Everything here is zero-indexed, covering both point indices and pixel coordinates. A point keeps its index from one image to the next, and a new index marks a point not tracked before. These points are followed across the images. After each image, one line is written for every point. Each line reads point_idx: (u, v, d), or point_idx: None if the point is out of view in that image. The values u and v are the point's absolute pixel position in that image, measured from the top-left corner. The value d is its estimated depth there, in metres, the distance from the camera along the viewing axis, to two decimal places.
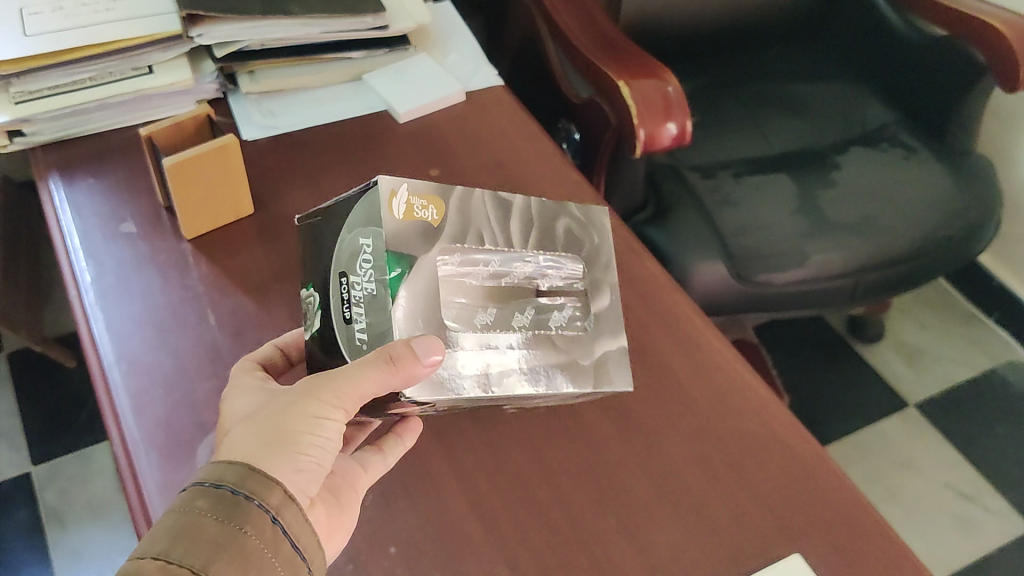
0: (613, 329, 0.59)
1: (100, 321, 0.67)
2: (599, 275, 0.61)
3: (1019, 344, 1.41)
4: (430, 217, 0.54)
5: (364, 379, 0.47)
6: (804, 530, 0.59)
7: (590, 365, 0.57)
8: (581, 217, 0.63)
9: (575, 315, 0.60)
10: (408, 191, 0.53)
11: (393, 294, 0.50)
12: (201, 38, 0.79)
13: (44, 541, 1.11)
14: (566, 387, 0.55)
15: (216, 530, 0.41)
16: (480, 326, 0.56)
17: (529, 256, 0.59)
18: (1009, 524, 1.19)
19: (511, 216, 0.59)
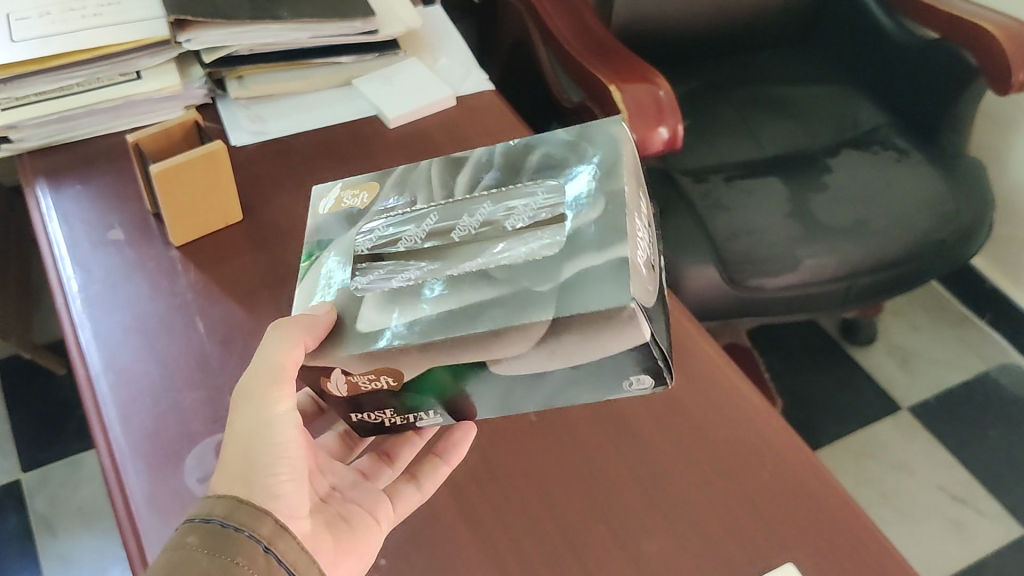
0: (600, 239, 0.45)
1: (87, 329, 0.67)
2: (586, 192, 0.48)
3: (1010, 345, 1.41)
4: (358, 201, 0.56)
5: (280, 346, 0.46)
6: (796, 537, 0.58)
7: (549, 289, 0.44)
8: (568, 139, 0.53)
9: (548, 243, 0.46)
10: (339, 188, 0.57)
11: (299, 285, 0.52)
12: (190, 43, 0.79)
13: (34, 549, 1.11)
14: (512, 322, 0.43)
15: (207, 563, 0.43)
16: (385, 291, 0.47)
17: (485, 193, 0.52)
18: (1002, 527, 1.19)
19: (467, 168, 0.56)
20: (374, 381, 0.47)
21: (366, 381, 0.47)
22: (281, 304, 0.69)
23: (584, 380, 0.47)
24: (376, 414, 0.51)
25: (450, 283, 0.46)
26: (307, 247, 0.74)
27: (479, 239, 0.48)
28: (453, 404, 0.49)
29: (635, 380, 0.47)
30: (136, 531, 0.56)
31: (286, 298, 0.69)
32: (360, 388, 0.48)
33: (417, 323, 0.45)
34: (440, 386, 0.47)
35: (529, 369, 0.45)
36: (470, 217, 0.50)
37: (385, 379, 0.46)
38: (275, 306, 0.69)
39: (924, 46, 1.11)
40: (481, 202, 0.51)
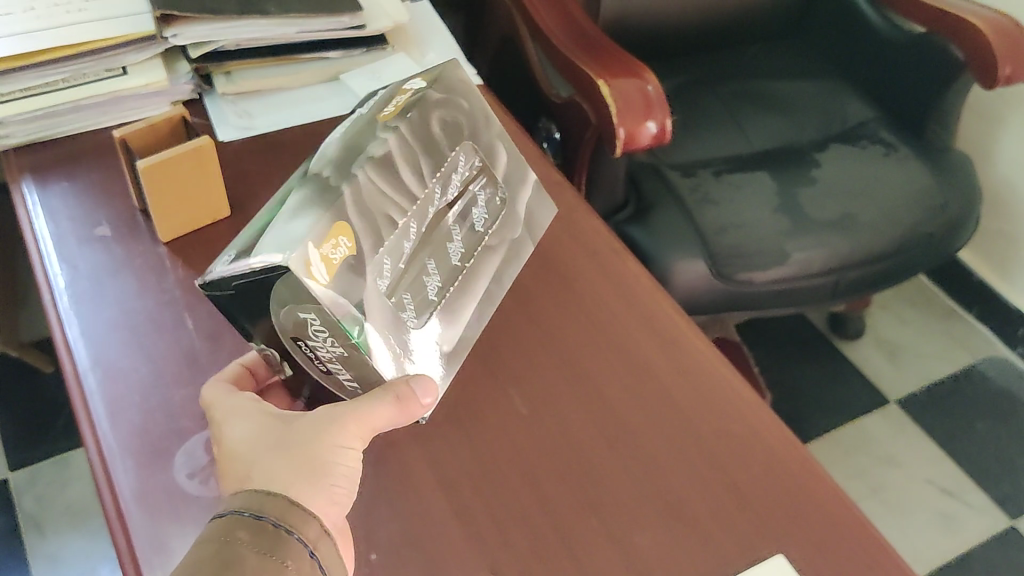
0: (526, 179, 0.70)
1: (75, 326, 0.66)
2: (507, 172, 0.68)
3: (996, 337, 1.42)
4: (345, 246, 0.50)
5: (381, 409, 0.51)
6: (786, 529, 0.59)
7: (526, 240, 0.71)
8: (442, 94, 0.61)
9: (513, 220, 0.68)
10: (315, 250, 0.48)
11: (365, 351, 0.51)
12: (176, 38, 0.78)
13: (21, 547, 1.10)
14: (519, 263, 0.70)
15: (260, 563, 0.44)
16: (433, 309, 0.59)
17: (465, 204, 0.62)
18: (990, 518, 1.20)
19: (396, 159, 0.55)
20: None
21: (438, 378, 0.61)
22: None
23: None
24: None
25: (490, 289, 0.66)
26: None
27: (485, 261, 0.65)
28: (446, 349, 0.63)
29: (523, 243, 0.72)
30: (126, 527, 0.56)
31: None
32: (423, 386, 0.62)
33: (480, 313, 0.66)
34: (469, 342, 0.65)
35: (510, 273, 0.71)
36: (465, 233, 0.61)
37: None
38: None
39: (910, 40, 1.11)
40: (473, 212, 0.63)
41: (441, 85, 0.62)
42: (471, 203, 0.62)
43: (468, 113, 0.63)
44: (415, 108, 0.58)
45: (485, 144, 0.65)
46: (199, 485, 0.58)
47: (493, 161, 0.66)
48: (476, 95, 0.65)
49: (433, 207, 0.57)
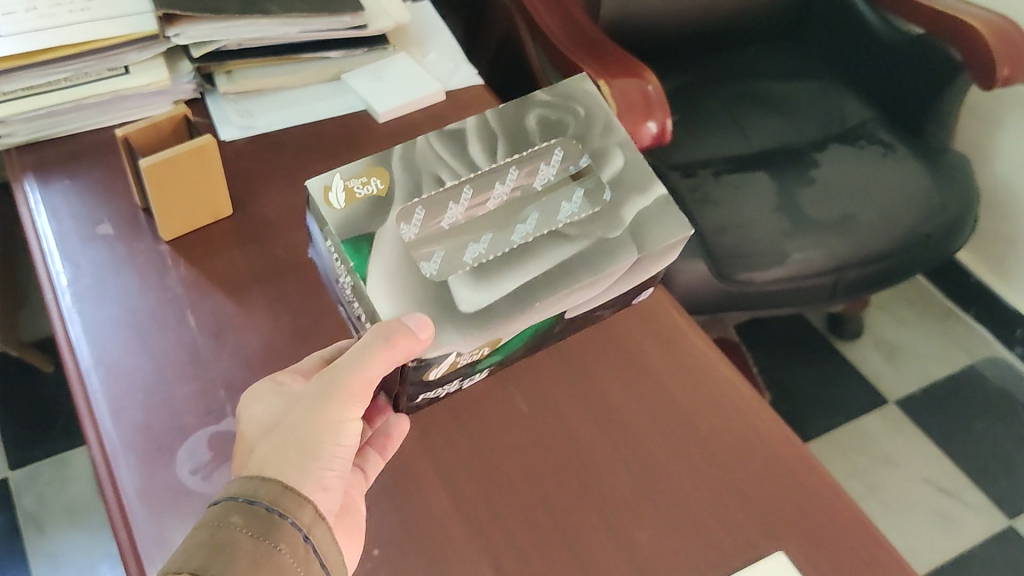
0: (639, 184, 0.61)
1: (77, 323, 0.66)
2: (599, 141, 0.62)
3: (994, 339, 1.42)
4: (373, 188, 0.57)
5: (371, 355, 0.49)
6: (786, 527, 0.59)
7: (618, 235, 0.58)
8: (552, 101, 0.65)
9: (585, 197, 0.60)
10: (343, 179, 0.57)
11: (363, 277, 0.54)
12: (178, 38, 0.79)
13: (22, 546, 1.10)
14: (598, 237, 0.58)
15: (253, 547, 0.44)
16: (470, 262, 0.56)
17: (545, 194, 0.60)
18: (987, 518, 1.20)
19: (471, 137, 0.62)
20: (475, 352, 0.57)
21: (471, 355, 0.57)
22: (271, 296, 0.69)
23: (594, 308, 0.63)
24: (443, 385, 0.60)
25: (528, 246, 0.57)
26: (297, 241, 0.74)
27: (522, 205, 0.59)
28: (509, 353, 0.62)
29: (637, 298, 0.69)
30: (129, 524, 0.56)
31: (278, 292, 0.69)
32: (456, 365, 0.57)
33: (519, 289, 0.55)
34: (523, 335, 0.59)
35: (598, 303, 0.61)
36: (534, 218, 0.59)
37: (483, 347, 0.57)
38: (265, 299, 0.69)
39: (908, 42, 1.11)
40: (554, 203, 0.60)
41: (551, 92, 0.65)
42: (555, 195, 0.60)
43: (584, 119, 0.64)
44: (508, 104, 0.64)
45: (595, 148, 0.62)
46: (202, 482, 0.58)
47: (599, 161, 0.62)
48: (606, 109, 0.64)
49: (498, 185, 0.60)
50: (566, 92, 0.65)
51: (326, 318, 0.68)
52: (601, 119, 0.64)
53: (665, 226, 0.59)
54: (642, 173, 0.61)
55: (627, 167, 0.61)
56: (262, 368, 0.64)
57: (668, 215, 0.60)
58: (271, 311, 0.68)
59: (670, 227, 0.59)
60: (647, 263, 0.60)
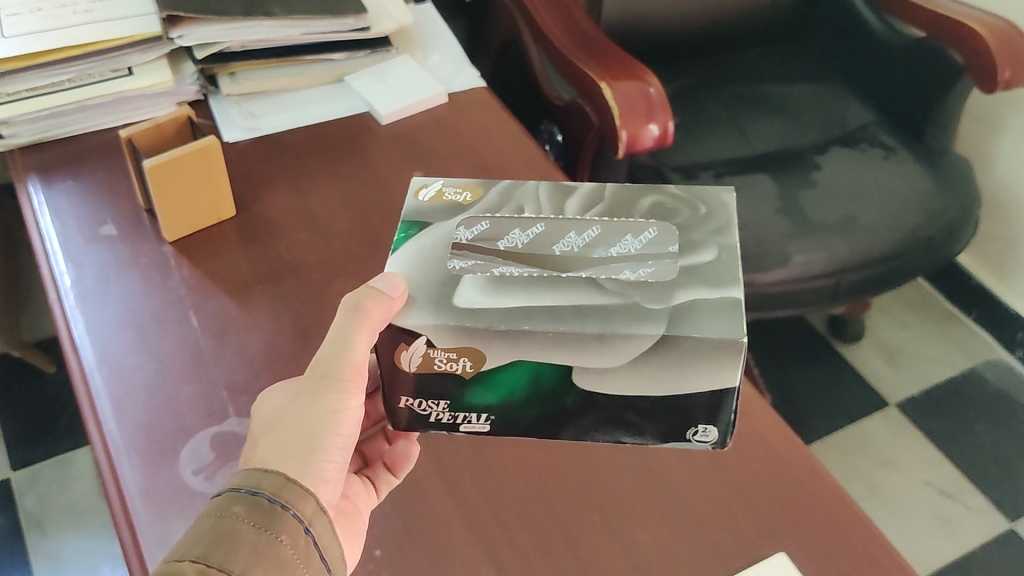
0: (716, 280, 0.53)
1: (80, 324, 0.67)
2: (701, 237, 0.57)
3: (995, 342, 1.42)
4: (460, 197, 0.60)
5: (353, 327, 0.51)
6: (788, 528, 0.59)
7: (661, 311, 0.51)
8: (680, 195, 0.61)
9: (652, 274, 0.54)
10: (442, 184, 0.61)
11: (396, 247, 0.56)
12: (181, 40, 0.79)
13: (25, 547, 1.10)
14: (633, 299, 0.52)
15: (254, 536, 0.44)
16: (498, 275, 0.54)
17: (616, 258, 0.55)
18: (989, 521, 1.20)
19: (580, 196, 0.62)
20: (452, 363, 0.53)
21: (447, 364, 0.53)
22: (274, 297, 0.69)
23: (632, 408, 0.55)
24: (428, 402, 0.56)
25: (562, 287, 0.53)
26: (301, 242, 0.74)
27: (579, 260, 0.55)
28: (512, 408, 0.56)
29: (703, 433, 0.57)
30: (132, 523, 0.56)
31: (281, 293, 0.70)
32: (435, 367, 0.53)
33: (522, 309, 0.51)
34: (517, 382, 0.53)
35: (620, 387, 0.53)
36: (586, 273, 0.54)
37: (464, 361, 0.52)
38: (268, 301, 0.69)
39: (909, 45, 1.12)
40: (617, 267, 0.54)
41: (690, 194, 0.61)
42: (623, 261, 0.55)
43: (700, 216, 0.59)
44: (638, 189, 0.62)
45: (692, 239, 0.57)
46: (204, 482, 0.58)
47: (689, 248, 0.56)
48: (729, 212, 0.59)
49: (572, 235, 0.57)
50: (703, 196, 0.61)
51: (328, 319, 0.68)
52: (717, 221, 0.58)
53: (714, 327, 0.50)
54: (728, 276, 0.54)
55: (715, 264, 0.54)
56: (264, 368, 0.64)
57: (723, 318, 0.51)
58: (273, 312, 0.68)
59: (720, 326, 0.50)
60: (689, 361, 0.51)
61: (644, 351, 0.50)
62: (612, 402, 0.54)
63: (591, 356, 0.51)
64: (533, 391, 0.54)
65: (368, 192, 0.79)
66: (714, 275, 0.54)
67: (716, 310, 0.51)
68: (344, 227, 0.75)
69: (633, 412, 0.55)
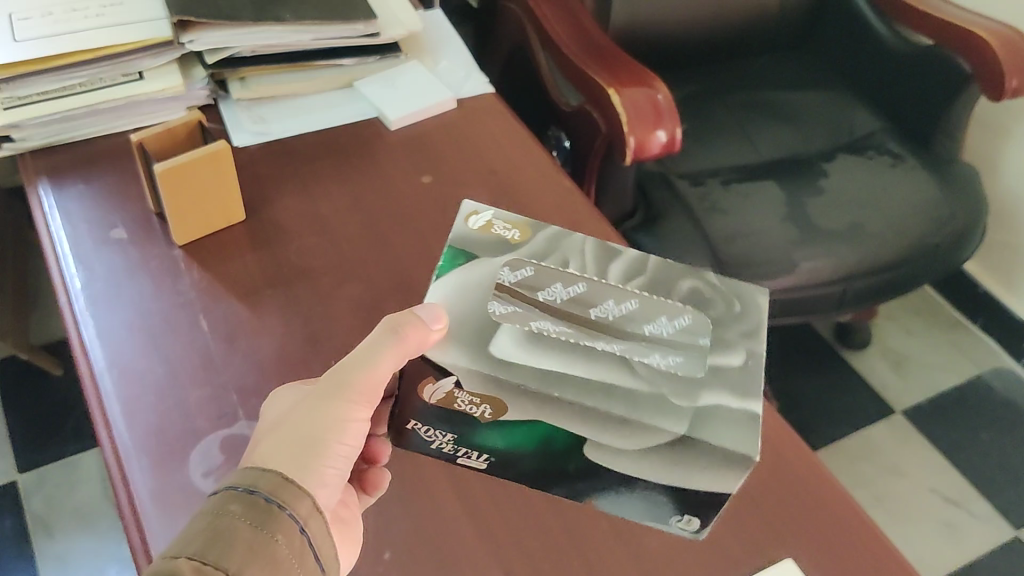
0: (738, 388, 0.53)
1: (91, 327, 0.67)
2: (731, 339, 0.57)
3: (1002, 350, 1.42)
4: (509, 234, 0.61)
5: (381, 352, 0.51)
6: (795, 533, 0.59)
7: (686, 407, 0.51)
8: (719, 285, 0.61)
9: (677, 365, 0.54)
10: (493, 217, 0.62)
11: (440, 275, 0.57)
12: (192, 45, 0.80)
13: (32, 549, 1.10)
14: (659, 390, 0.52)
15: (250, 535, 0.44)
16: (534, 330, 0.54)
17: (647, 339, 0.56)
18: (994, 528, 1.20)
19: (625, 259, 0.62)
20: (474, 406, 0.53)
21: (468, 405, 0.53)
22: (284, 302, 0.70)
23: (637, 490, 0.55)
24: (437, 432, 0.58)
25: (594, 356, 0.53)
26: (310, 247, 0.74)
27: (611, 331, 0.56)
28: (515, 456, 0.57)
29: (686, 520, 0.57)
30: (142, 525, 0.57)
31: (290, 297, 0.70)
32: (455, 406, 0.54)
33: (553, 374, 0.52)
34: (526, 433, 0.54)
35: (628, 466, 0.53)
36: (617, 349, 0.54)
37: (485, 408, 0.53)
38: (278, 305, 0.69)
39: (917, 53, 1.12)
40: (646, 350, 0.55)
41: (728, 283, 0.61)
42: (653, 342, 0.55)
43: (733, 312, 0.58)
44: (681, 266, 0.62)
45: (722, 338, 0.57)
46: (214, 485, 0.58)
47: (717, 347, 0.56)
48: (763, 318, 0.58)
49: (610, 303, 0.58)
50: (743, 292, 0.60)
51: (338, 324, 0.68)
52: (747, 323, 0.58)
53: (731, 438, 0.50)
54: (751, 390, 0.54)
55: (739, 376, 0.54)
56: (274, 373, 0.65)
57: (743, 426, 0.51)
58: (283, 316, 0.69)
59: (735, 442, 0.50)
60: (701, 462, 0.51)
61: (662, 443, 0.51)
62: (614, 476, 0.55)
63: (608, 436, 0.52)
64: (538, 442, 0.55)
65: (378, 198, 0.79)
66: (738, 382, 0.54)
67: (734, 418, 0.52)
68: (353, 233, 0.76)
69: (633, 490, 0.56)
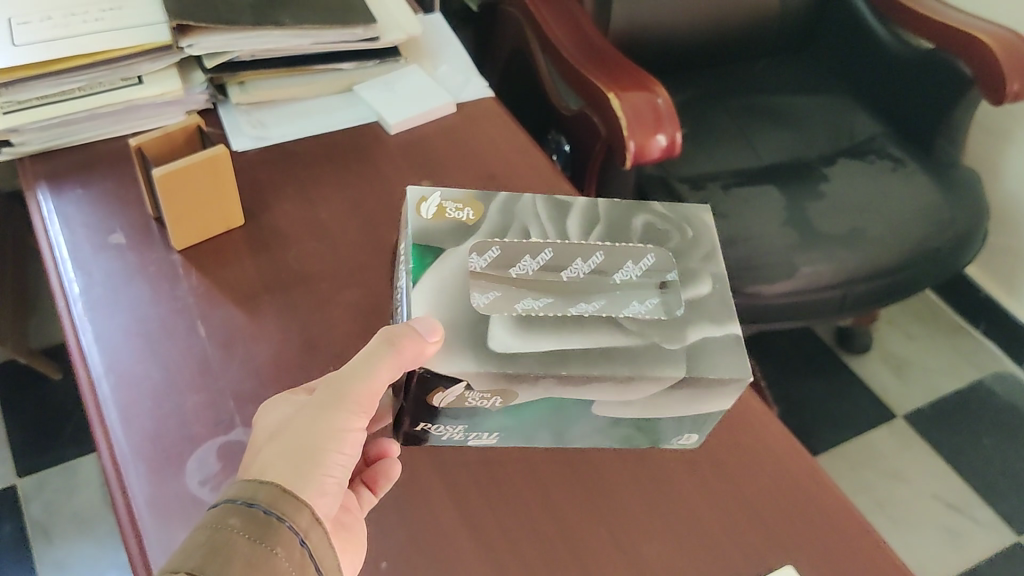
0: (716, 317, 0.56)
1: (89, 332, 0.67)
2: (693, 266, 0.60)
3: (1003, 354, 1.42)
4: (463, 216, 0.59)
5: (381, 358, 0.50)
6: (795, 542, 0.59)
7: (679, 348, 0.54)
8: (666, 214, 0.63)
9: (655, 306, 0.57)
10: (441, 198, 0.59)
11: (415, 278, 0.54)
12: (190, 49, 0.79)
13: (30, 554, 1.10)
14: (652, 342, 0.53)
15: (250, 549, 0.43)
16: (521, 309, 0.55)
17: (619, 288, 0.59)
18: (996, 534, 1.20)
19: (574, 211, 0.62)
20: (485, 399, 0.54)
21: (480, 400, 0.54)
22: (282, 307, 0.69)
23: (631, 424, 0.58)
24: (445, 425, 0.58)
25: (584, 323, 0.54)
26: (308, 253, 0.74)
27: (587, 291, 0.58)
28: (524, 428, 0.59)
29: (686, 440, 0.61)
30: (139, 532, 0.56)
31: (288, 303, 0.70)
32: (466, 403, 0.54)
33: (556, 353, 0.52)
34: (536, 412, 0.56)
35: (626, 408, 0.55)
36: (597, 306, 0.57)
37: (496, 397, 0.53)
38: (276, 311, 0.69)
39: (917, 56, 1.12)
40: (623, 300, 0.58)
41: (671, 212, 0.64)
42: (627, 292, 0.59)
43: (688, 240, 0.62)
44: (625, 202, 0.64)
45: (687, 267, 0.60)
46: (211, 492, 0.58)
47: (687, 280, 0.59)
48: (714, 238, 0.62)
49: (579, 261, 0.60)
50: (682, 215, 0.64)
51: (335, 330, 0.68)
52: (703, 250, 0.61)
53: (725, 365, 0.53)
54: (725, 314, 0.57)
55: (710, 300, 0.57)
56: (272, 379, 0.64)
57: (727, 355, 0.54)
58: (281, 321, 0.68)
59: (725, 368, 0.53)
60: (700, 391, 0.54)
61: (663, 387, 0.53)
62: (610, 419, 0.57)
63: (614, 392, 0.53)
64: (547, 416, 0.56)
65: (377, 203, 0.79)
66: (711, 307, 0.57)
67: (719, 344, 0.55)
68: (352, 238, 0.75)
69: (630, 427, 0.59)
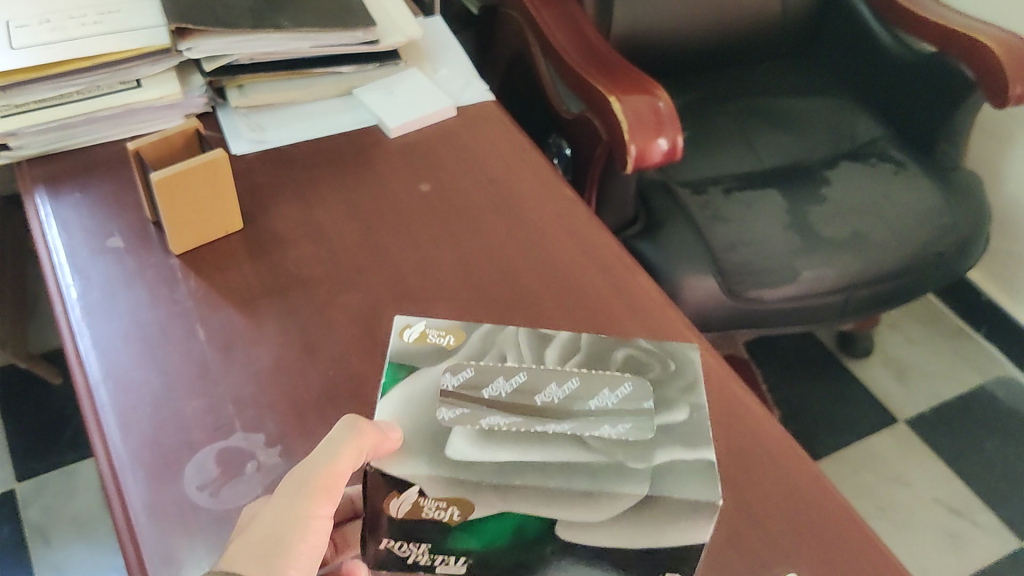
0: (691, 440, 0.52)
1: (86, 337, 0.66)
2: (672, 394, 0.56)
3: (1005, 358, 1.41)
4: (444, 341, 0.58)
5: (338, 449, 0.48)
6: (797, 548, 0.58)
7: (643, 468, 0.50)
8: (651, 349, 0.60)
9: (630, 430, 0.52)
10: (425, 325, 0.59)
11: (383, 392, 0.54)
12: (190, 52, 0.79)
13: (28, 558, 1.10)
14: (617, 459, 0.50)
15: None
16: (485, 428, 0.51)
17: (595, 412, 0.53)
18: (998, 539, 1.19)
19: (557, 344, 0.60)
20: (440, 512, 0.50)
21: (434, 512, 0.50)
22: (282, 311, 0.69)
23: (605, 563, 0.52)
24: (409, 545, 0.52)
25: (546, 439, 0.51)
26: (307, 256, 0.73)
27: (561, 411, 0.53)
28: (493, 557, 0.52)
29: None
30: (136, 537, 0.56)
31: (287, 307, 0.69)
32: (422, 513, 0.50)
33: (511, 466, 0.49)
34: (499, 529, 0.51)
35: (595, 540, 0.50)
36: (569, 427, 0.52)
37: (451, 510, 0.49)
38: (275, 315, 0.69)
39: (919, 60, 1.11)
40: (596, 423, 0.53)
41: (659, 348, 0.60)
42: (603, 415, 0.53)
43: (671, 372, 0.58)
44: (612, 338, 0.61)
45: (666, 397, 0.56)
46: (210, 498, 0.58)
47: (664, 408, 0.55)
48: (699, 371, 0.58)
49: (554, 385, 0.55)
50: (671, 350, 0.60)
51: (335, 334, 0.68)
52: (686, 383, 0.57)
53: (692, 489, 0.49)
54: (703, 443, 0.52)
55: (689, 428, 0.53)
56: (271, 383, 0.64)
57: (700, 478, 0.50)
58: (281, 326, 0.68)
59: (695, 491, 0.49)
60: (669, 520, 0.50)
61: (627, 510, 0.49)
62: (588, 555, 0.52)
63: (575, 511, 0.49)
64: (512, 539, 0.51)
65: (376, 207, 0.78)
66: (691, 433, 0.53)
67: (690, 468, 0.50)
68: (351, 242, 0.75)
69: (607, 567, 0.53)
